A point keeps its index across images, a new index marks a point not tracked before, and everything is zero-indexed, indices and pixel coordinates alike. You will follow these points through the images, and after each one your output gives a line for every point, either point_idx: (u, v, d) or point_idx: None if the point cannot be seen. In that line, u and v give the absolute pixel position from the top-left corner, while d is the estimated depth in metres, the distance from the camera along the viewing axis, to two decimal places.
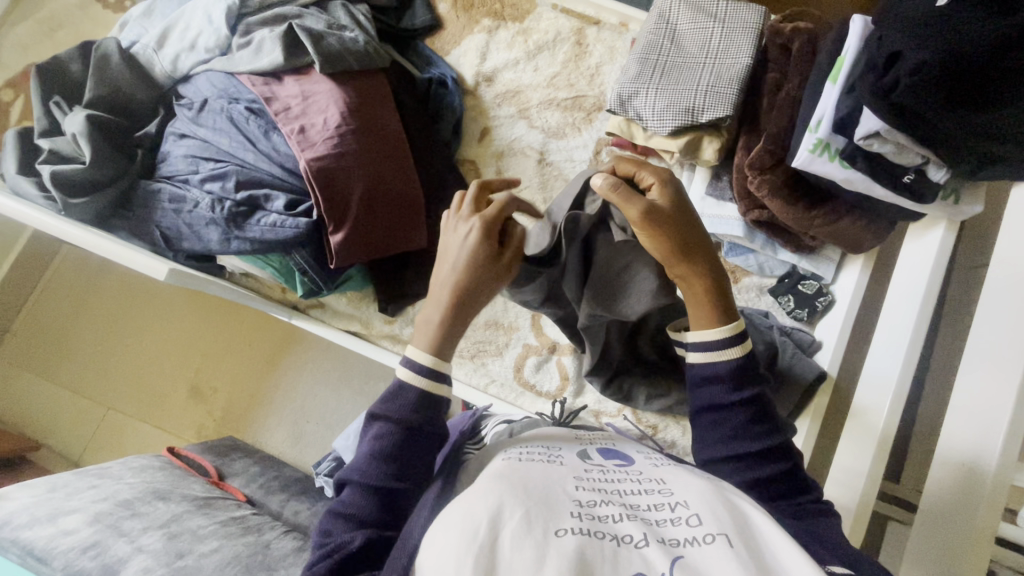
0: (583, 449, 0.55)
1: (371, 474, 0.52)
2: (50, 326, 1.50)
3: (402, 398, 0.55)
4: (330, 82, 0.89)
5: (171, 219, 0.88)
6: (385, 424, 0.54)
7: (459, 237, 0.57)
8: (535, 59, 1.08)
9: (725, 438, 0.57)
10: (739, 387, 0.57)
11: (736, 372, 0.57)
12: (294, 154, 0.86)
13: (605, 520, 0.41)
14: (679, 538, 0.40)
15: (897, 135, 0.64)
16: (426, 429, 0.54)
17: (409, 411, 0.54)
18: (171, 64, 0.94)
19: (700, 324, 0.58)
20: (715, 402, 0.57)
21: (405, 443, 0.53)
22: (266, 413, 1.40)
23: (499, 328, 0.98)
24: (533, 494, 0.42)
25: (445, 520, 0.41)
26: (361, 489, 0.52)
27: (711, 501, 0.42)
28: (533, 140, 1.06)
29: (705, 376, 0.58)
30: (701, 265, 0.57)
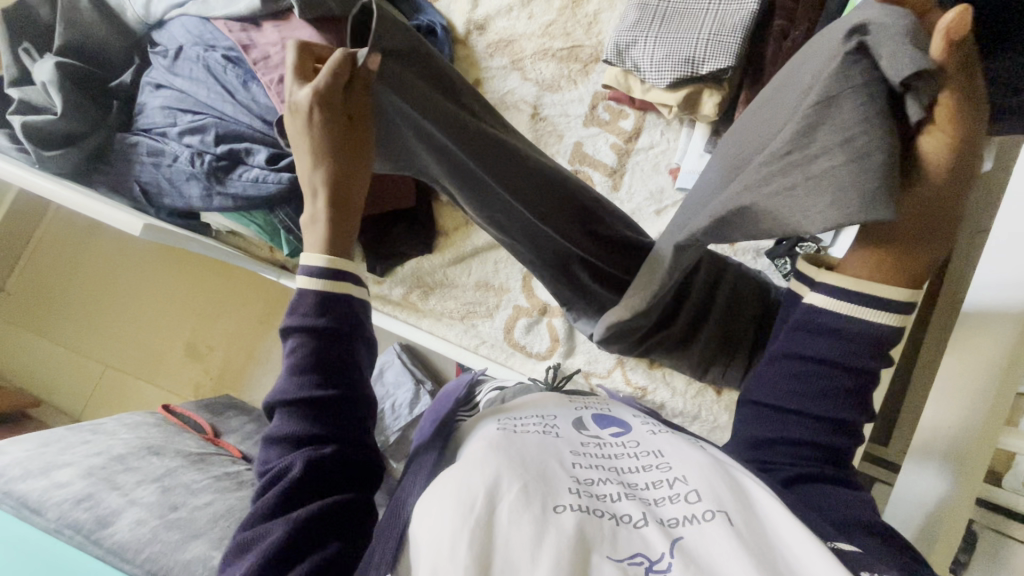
0: (578, 416, 0.53)
1: (294, 391, 0.47)
2: (44, 285, 1.49)
3: (307, 302, 0.50)
4: (312, 29, 0.84)
5: (150, 174, 0.85)
6: (300, 333, 0.49)
7: (301, 117, 0.51)
8: (530, 5, 1.02)
9: (814, 394, 0.46)
10: (871, 357, 0.45)
11: (876, 345, 0.45)
12: (274, 106, 0.82)
13: (604, 499, 0.40)
14: (677, 517, 0.39)
15: None
16: (337, 326, 0.50)
17: (322, 313, 0.49)
18: (143, 9, 0.89)
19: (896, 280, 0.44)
20: (822, 357, 0.46)
21: (323, 349, 0.49)
22: (261, 372, 1.41)
23: (490, 290, 0.97)
24: (531, 467, 0.40)
25: (436, 491, 0.39)
26: (289, 411, 0.47)
27: (713, 478, 0.41)
28: (527, 93, 1.01)
29: (835, 326, 0.46)
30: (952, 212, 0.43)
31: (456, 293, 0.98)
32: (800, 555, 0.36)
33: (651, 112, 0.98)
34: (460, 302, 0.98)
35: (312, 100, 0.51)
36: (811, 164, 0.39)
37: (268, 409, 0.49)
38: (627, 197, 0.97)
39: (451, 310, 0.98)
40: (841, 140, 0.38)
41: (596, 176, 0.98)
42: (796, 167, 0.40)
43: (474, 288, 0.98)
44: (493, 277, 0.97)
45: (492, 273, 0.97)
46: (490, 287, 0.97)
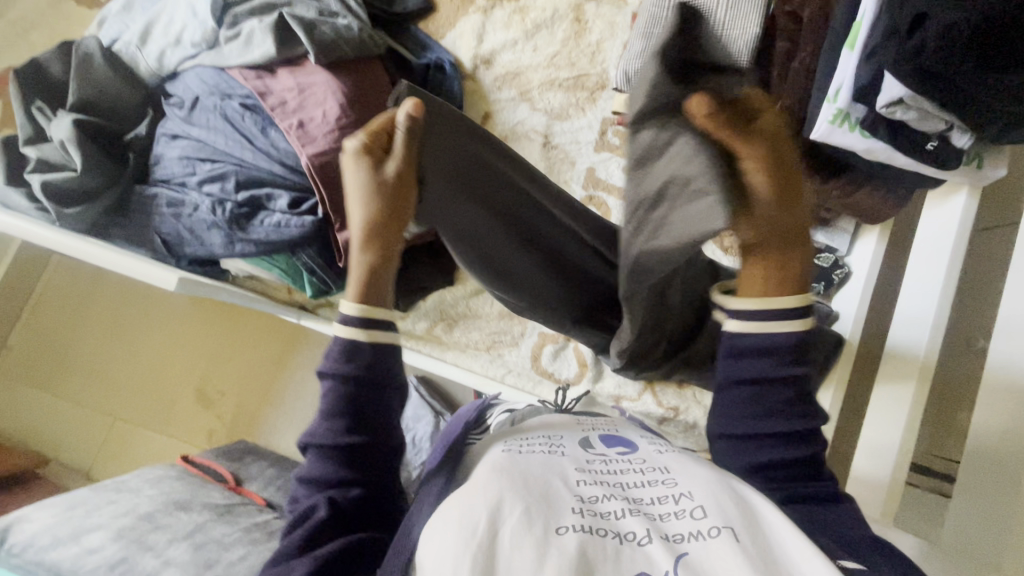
0: (585, 435, 0.51)
1: (325, 434, 0.48)
2: (48, 340, 1.46)
3: (343, 348, 0.50)
4: (327, 73, 0.86)
5: (171, 224, 0.85)
6: (333, 378, 0.49)
7: (353, 162, 0.52)
8: (534, 38, 1.04)
9: (760, 415, 0.49)
10: (795, 362, 0.49)
11: (796, 348, 0.49)
12: (293, 150, 0.83)
13: (608, 517, 0.39)
14: (681, 534, 0.38)
15: (922, 102, 0.63)
16: (370, 371, 0.50)
17: (355, 359, 0.50)
18: (156, 62, 0.90)
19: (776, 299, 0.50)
20: (760, 375, 0.49)
21: (356, 394, 0.49)
22: (276, 414, 1.39)
23: (514, 318, 0.97)
24: (534, 489, 0.39)
25: (440, 518, 0.38)
26: (322, 453, 0.48)
27: (720, 496, 0.40)
28: (537, 122, 1.03)
29: (760, 346, 0.50)
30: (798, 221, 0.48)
31: (480, 324, 0.98)
32: None
33: None
34: (485, 333, 0.98)
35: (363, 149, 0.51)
36: (669, 211, 0.44)
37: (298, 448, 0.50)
38: None
39: (476, 341, 0.98)
40: (668, 183, 0.43)
41: (612, 201, 0.99)
42: (656, 214, 0.46)
43: (498, 317, 0.98)
44: None
45: None
46: (513, 315, 0.97)
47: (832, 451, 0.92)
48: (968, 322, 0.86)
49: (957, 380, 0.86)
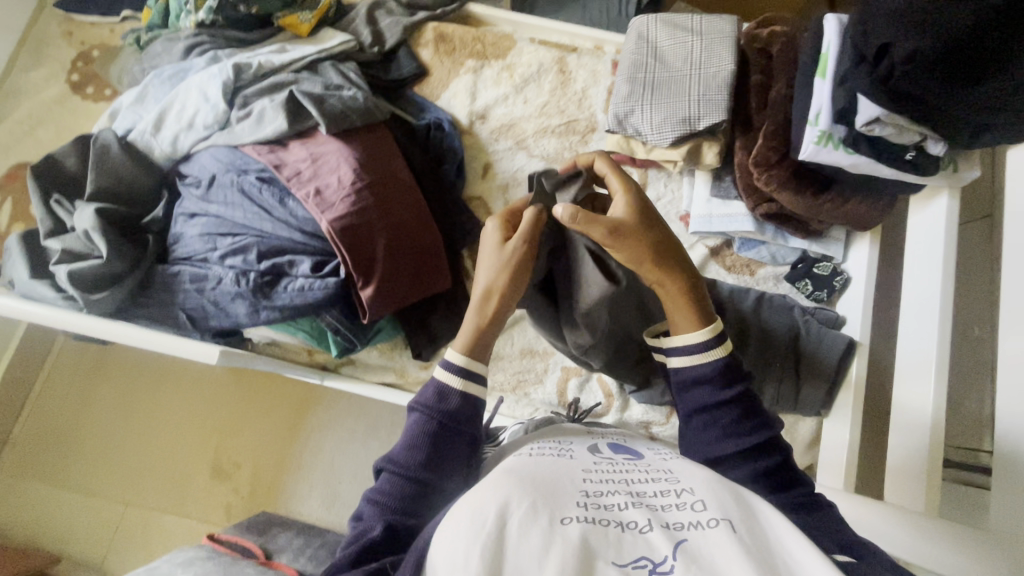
0: (593, 444, 0.54)
1: (410, 459, 0.57)
2: (52, 431, 1.41)
3: (438, 392, 0.60)
4: (338, 141, 0.90)
5: (195, 300, 0.86)
6: (425, 414, 0.59)
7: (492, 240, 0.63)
8: (523, 91, 1.11)
9: (717, 441, 0.59)
10: (729, 384, 0.60)
11: (723, 373, 0.60)
12: (312, 217, 0.87)
13: (611, 508, 0.40)
14: (682, 522, 0.39)
15: (897, 118, 0.69)
16: (455, 417, 0.59)
17: (442, 406, 0.59)
18: (170, 146, 0.94)
19: (682, 331, 0.62)
20: (706, 402, 0.60)
21: (440, 434, 0.58)
22: (297, 480, 1.36)
23: (535, 355, 0.99)
24: (540, 485, 0.41)
25: (452, 517, 0.40)
26: (394, 479, 0.57)
27: (719, 491, 0.41)
28: (535, 168, 1.07)
29: (694, 378, 0.61)
30: (678, 269, 0.62)
31: (503, 365, 1.00)
32: (800, 560, 0.36)
33: (651, 167, 1.06)
34: (509, 373, 0.99)
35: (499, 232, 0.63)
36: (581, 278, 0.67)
37: (379, 463, 0.60)
38: None
39: (501, 382, 0.99)
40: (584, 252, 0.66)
41: None
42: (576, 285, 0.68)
43: (520, 356, 1.00)
44: (536, 342, 1.00)
45: (535, 339, 1.00)
46: (535, 352, 0.99)
47: (860, 452, 0.94)
48: (967, 313, 0.91)
49: (966, 369, 0.90)
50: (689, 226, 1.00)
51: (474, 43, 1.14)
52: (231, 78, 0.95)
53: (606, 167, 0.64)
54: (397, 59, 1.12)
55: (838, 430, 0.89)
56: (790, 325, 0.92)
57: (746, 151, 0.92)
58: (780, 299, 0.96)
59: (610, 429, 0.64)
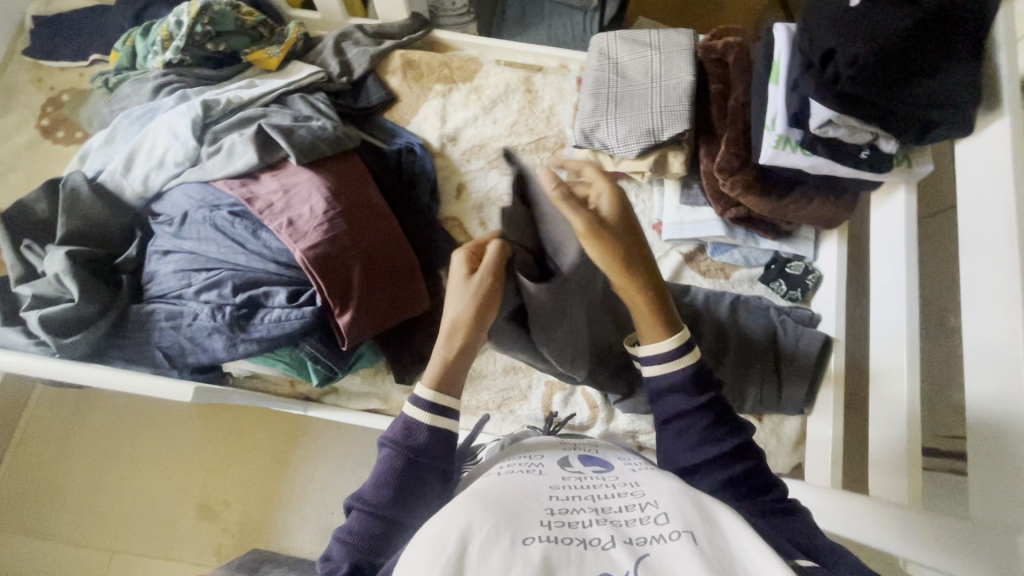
0: (564, 457, 0.54)
1: (376, 496, 0.58)
2: (31, 482, 1.37)
3: (405, 428, 0.60)
4: (308, 171, 0.91)
5: (171, 337, 0.86)
6: (393, 448, 0.59)
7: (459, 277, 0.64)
8: (492, 112, 1.13)
9: (692, 447, 0.59)
10: (700, 392, 0.61)
11: (693, 381, 0.61)
12: (286, 247, 0.87)
13: (576, 526, 0.41)
14: (645, 536, 0.39)
15: (848, 119, 0.71)
16: (422, 451, 0.59)
17: (409, 441, 0.59)
18: (141, 185, 0.94)
19: (651, 338, 0.63)
20: (679, 409, 0.61)
21: (408, 468, 0.58)
22: (287, 515, 1.34)
23: (519, 371, 0.99)
24: (504, 507, 0.41)
25: (416, 543, 0.40)
26: (362, 517, 0.58)
27: (683, 501, 0.42)
28: (508, 186, 1.09)
29: (667, 386, 0.62)
30: (643, 281, 0.63)
31: (487, 383, 0.99)
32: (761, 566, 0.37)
33: (622, 179, 1.08)
34: (493, 391, 0.99)
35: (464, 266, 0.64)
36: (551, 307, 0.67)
37: (348, 499, 0.60)
38: None
39: (486, 400, 0.98)
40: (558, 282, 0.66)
41: None
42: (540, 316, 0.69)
43: (503, 373, 0.99)
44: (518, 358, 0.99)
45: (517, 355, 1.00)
46: (518, 368, 0.99)
47: (845, 448, 0.95)
48: (936, 304, 0.93)
49: (940, 359, 0.91)
50: (662, 234, 1.02)
51: (442, 68, 1.16)
52: (201, 114, 0.96)
53: (592, 173, 0.65)
54: (366, 87, 1.14)
55: (821, 427, 0.89)
56: (767, 324, 0.93)
57: (711, 158, 0.94)
58: (755, 301, 0.97)
59: (585, 440, 0.64)
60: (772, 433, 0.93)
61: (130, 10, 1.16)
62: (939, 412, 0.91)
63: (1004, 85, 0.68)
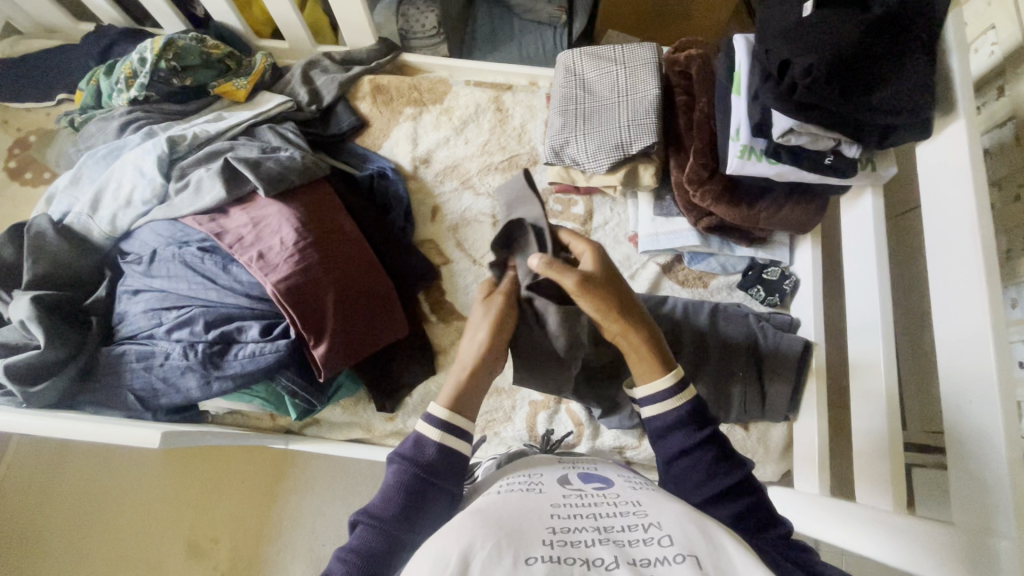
0: (564, 474, 0.52)
1: (385, 510, 0.56)
2: (9, 534, 1.32)
3: (422, 445, 0.59)
4: (277, 203, 0.90)
5: (143, 378, 0.84)
6: (402, 461, 0.58)
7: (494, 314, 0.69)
8: (463, 132, 1.13)
9: (704, 482, 0.58)
10: (699, 428, 0.60)
11: (691, 417, 0.61)
12: (257, 281, 0.86)
13: (578, 545, 0.39)
14: (649, 557, 0.38)
15: (809, 127, 0.72)
16: (433, 462, 0.58)
17: (423, 458, 0.58)
18: (109, 225, 0.93)
19: (652, 377, 0.63)
20: (683, 447, 0.59)
21: (420, 479, 0.57)
22: (278, 549, 1.31)
23: (502, 393, 0.97)
24: (505, 526, 0.40)
25: (417, 562, 0.39)
26: (366, 530, 0.55)
27: (688, 524, 0.40)
28: (483, 206, 1.09)
29: (668, 425, 0.61)
30: (637, 322, 0.65)
31: None
32: None
33: (596, 194, 1.09)
34: (477, 415, 0.97)
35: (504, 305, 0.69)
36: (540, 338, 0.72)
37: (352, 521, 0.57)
38: None
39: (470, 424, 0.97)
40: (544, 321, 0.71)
41: None
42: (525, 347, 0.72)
43: (486, 396, 0.97)
44: (501, 379, 0.98)
45: (498, 376, 0.97)
46: (501, 390, 0.97)
47: (833, 452, 0.94)
48: (914, 302, 0.93)
49: (921, 357, 0.91)
50: (638, 246, 1.02)
51: (411, 91, 1.16)
52: (167, 151, 0.95)
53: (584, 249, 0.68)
54: (336, 113, 1.14)
55: (806, 433, 0.89)
56: (746, 332, 0.93)
57: (681, 169, 0.94)
58: (734, 308, 0.97)
59: (575, 457, 0.63)
60: (759, 442, 0.93)
61: (96, 48, 1.16)
62: (924, 409, 0.91)
63: (955, 87, 0.69)
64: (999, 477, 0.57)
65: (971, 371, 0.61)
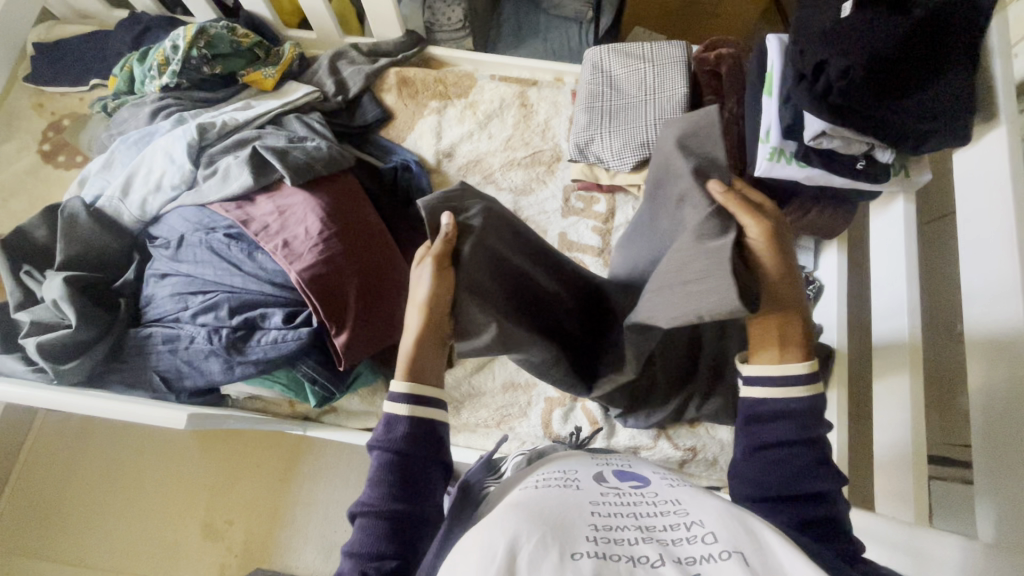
0: (598, 470, 0.52)
1: (374, 499, 0.56)
2: (33, 506, 1.37)
3: (394, 427, 0.58)
4: (303, 192, 0.91)
5: (169, 360, 0.86)
6: (377, 445, 0.58)
7: (425, 279, 0.59)
8: (487, 127, 1.13)
9: (793, 480, 0.55)
10: (810, 427, 0.57)
11: (811, 414, 0.57)
12: (282, 268, 0.87)
13: (622, 543, 0.38)
14: (693, 555, 0.37)
15: (842, 131, 0.71)
16: (405, 440, 0.57)
17: (396, 438, 0.57)
18: (139, 209, 0.95)
19: (791, 357, 0.58)
20: (784, 440, 0.57)
21: (397, 461, 0.56)
22: (291, 533, 1.33)
23: (518, 388, 0.97)
24: (549, 520, 0.39)
25: (459, 554, 0.38)
26: (369, 522, 0.55)
27: (730, 522, 0.40)
28: (504, 201, 1.09)
29: (776, 413, 0.58)
30: (795, 304, 0.59)
31: (486, 401, 0.98)
32: None
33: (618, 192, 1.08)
34: (493, 409, 0.97)
35: (430, 265, 0.59)
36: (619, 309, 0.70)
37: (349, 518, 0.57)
38: None
39: (485, 418, 0.97)
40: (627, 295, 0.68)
41: (588, 258, 1.04)
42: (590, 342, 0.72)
43: (502, 391, 0.98)
44: (517, 374, 0.98)
45: (516, 371, 0.98)
46: (517, 385, 0.98)
47: (852, 461, 0.93)
48: (941, 311, 0.92)
49: (946, 367, 0.90)
50: None
51: (437, 84, 1.16)
52: (196, 138, 0.96)
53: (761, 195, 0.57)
54: (362, 105, 1.14)
55: (826, 441, 0.88)
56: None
57: None
58: None
59: (601, 452, 0.63)
60: None
61: (129, 35, 1.18)
62: (947, 421, 0.90)
63: (998, 92, 0.67)
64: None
65: (1004, 385, 0.60)
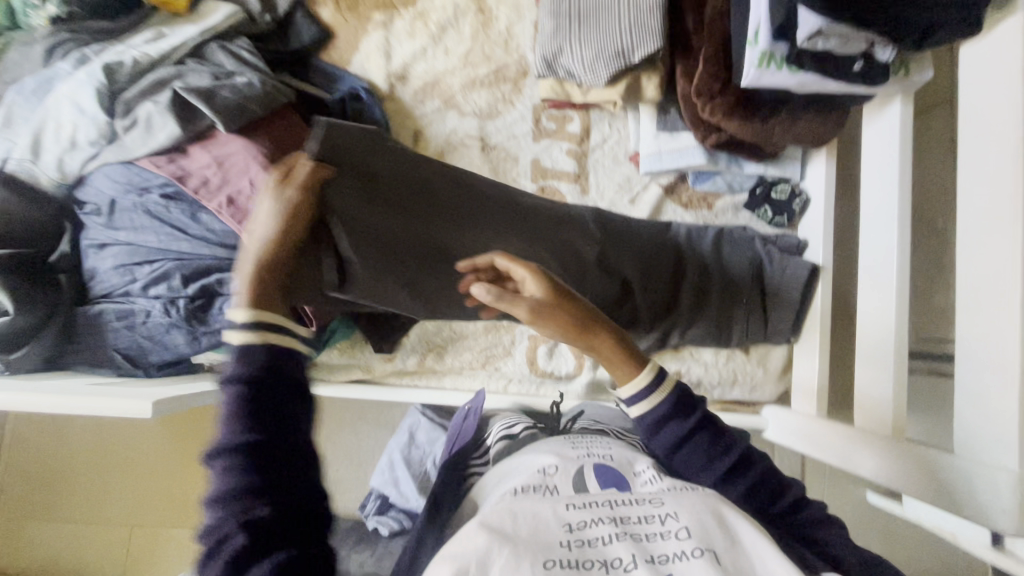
0: (578, 462, 0.48)
1: (228, 492, 0.40)
2: (28, 475, 1.32)
3: (251, 355, 0.44)
4: (243, 138, 0.80)
5: (128, 337, 0.81)
6: (224, 408, 0.43)
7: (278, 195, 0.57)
8: (442, 41, 1.00)
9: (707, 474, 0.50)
10: (689, 413, 0.51)
11: (681, 404, 0.51)
12: (231, 230, 0.78)
13: (594, 543, 0.38)
14: (666, 554, 0.37)
15: (838, 28, 0.62)
16: (270, 371, 0.44)
17: (255, 368, 0.44)
18: (58, 171, 0.83)
19: (623, 377, 0.52)
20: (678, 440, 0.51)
21: (258, 416, 0.42)
22: None
23: (501, 329, 0.95)
24: (522, 529, 0.38)
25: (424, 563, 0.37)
26: (231, 495, 0.40)
27: (705, 510, 0.40)
28: (469, 127, 0.99)
29: (656, 421, 0.51)
30: (599, 332, 0.53)
31: (469, 343, 0.96)
32: None
33: (592, 109, 0.99)
34: (477, 351, 0.96)
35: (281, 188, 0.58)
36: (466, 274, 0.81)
37: (199, 536, 0.41)
38: (599, 195, 0.99)
39: (470, 361, 0.95)
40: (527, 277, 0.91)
41: (564, 186, 0.98)
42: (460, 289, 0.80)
43: (485, 332, 0.95)
44: None
45: None
46: (500, 326, 0.95)
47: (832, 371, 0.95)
48: (928, 216, 0.89)
49: (928, 274, 0.89)
50: (639, 167, 0.95)
51: None
52: (105, 82, 0.83)
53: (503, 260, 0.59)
54: (294, 23, 0.99)
55: (808, 356, 0.89)
56: (747, 259, 0.91)
57: (688, 79, 0.85)
58: (739, 232, 0.94)
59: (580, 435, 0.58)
60: (759, 365, 0.93)
61: None
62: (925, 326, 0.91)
63: None
64: (1004, 408, 0.57)
65: (991, 304, 0.59)
